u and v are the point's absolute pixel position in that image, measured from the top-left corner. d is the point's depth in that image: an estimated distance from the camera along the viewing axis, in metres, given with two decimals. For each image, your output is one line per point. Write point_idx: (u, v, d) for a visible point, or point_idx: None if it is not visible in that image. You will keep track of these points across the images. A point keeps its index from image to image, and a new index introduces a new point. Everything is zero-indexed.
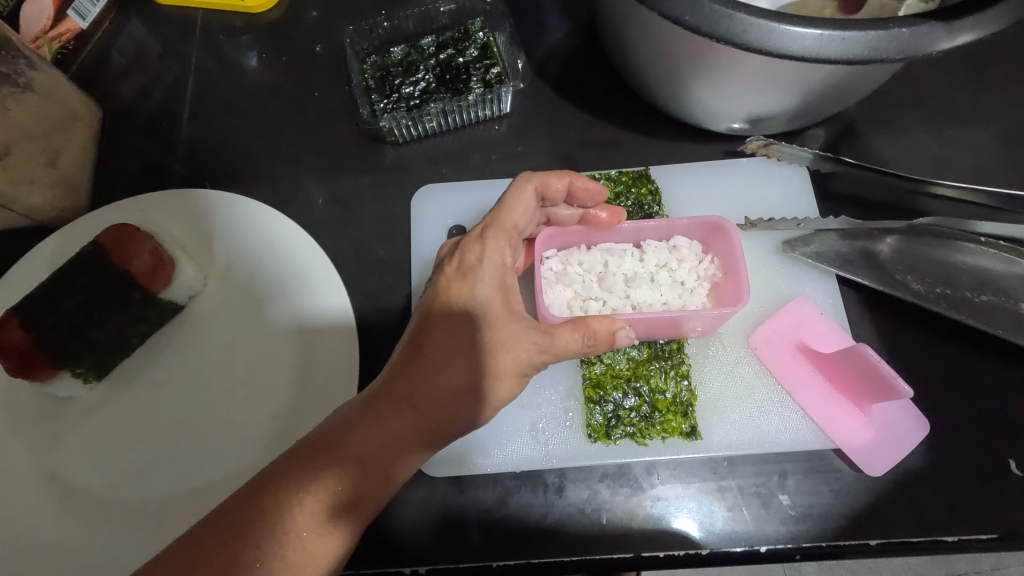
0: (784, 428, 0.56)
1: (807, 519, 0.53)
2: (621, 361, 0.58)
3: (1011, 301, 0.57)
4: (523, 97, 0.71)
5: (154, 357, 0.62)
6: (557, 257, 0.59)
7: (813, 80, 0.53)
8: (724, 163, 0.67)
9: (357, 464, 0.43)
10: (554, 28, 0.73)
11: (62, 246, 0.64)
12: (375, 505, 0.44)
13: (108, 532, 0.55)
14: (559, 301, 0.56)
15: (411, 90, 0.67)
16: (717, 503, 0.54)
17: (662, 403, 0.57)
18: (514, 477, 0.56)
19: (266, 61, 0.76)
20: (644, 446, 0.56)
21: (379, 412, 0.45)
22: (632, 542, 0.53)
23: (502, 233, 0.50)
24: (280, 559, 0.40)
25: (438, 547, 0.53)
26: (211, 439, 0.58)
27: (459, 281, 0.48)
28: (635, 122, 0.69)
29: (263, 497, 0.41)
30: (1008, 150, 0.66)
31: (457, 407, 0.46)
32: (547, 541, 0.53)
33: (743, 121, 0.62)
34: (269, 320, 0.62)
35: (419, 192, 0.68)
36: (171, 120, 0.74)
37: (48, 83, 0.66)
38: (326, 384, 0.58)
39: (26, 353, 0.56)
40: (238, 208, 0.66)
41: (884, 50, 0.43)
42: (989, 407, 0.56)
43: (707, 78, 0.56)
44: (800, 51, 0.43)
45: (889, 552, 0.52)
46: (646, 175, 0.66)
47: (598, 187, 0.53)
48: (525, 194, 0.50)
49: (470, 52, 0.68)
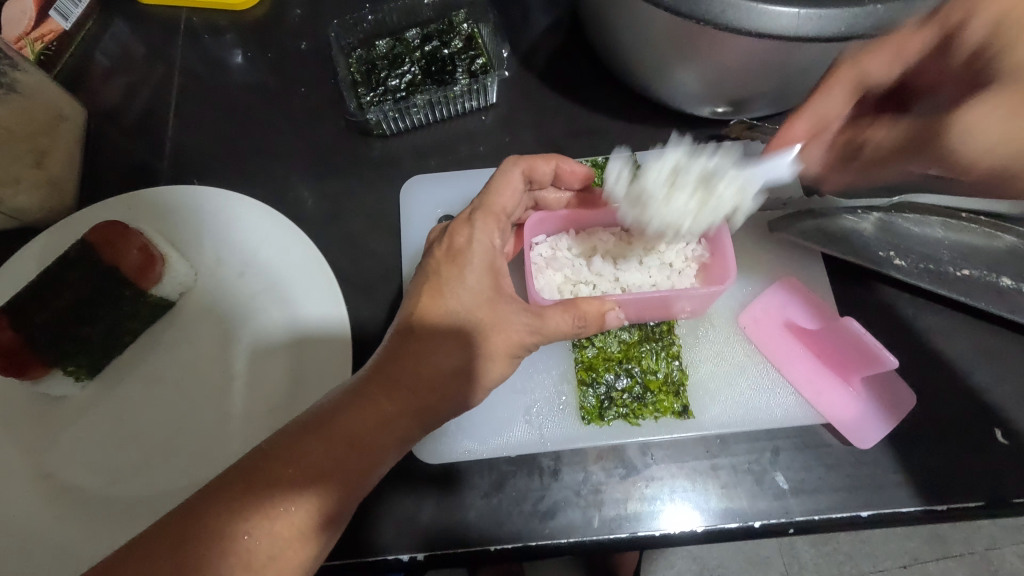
0: (774, 405, 0.57)
1: (800, 494, 0.54)
2: (612, 343, 0.59)
3: (993, 275, 0.58)
4: (508, 87, 0.71)
5: (145, 354, 0.62)
6: (546, 243, 0.59)
7: (793, 61, 0.54)
8: (709, 147, 0.68)
9: (349, 443, 0.43)
10: (538, 18, 0.74)
11: (51, 246, 0.63)
12: (366, 484, 0.44)
13: (101, 529, 0.54)
14: (549, 285, 0.57)
15: (397, 82, 0.67)
16: (711, 481, 0.55)
17: (654, 384, 0.58)
18: (509, 462, 0.56)
19: (251, 58, 0.77)
20: (638, 426, 0.56)
21: (371, 392, 0.45)
22: (627, 522, 0.53)
23: (490, 216, 0.50)
24: (269, 533, 0.40)
25: (433, 534, 0.53)
26: (205, 432, 0.58)
27: (449, 263, 0.48)
28: (620, 110, 0.70)
29: (253, 472, 0.41)
30: None
31: (448, 388, 0.46)
32: (543, 524, 0.53)
33: (727, 105, 0.62)
34: (260, 314, 0.62)
35: (408, 183, 0.69)
36: (157, 119, 0.74)
37: (32, 83, 0.65)
38: (319, 375, 0.58)
39: (16, 353, 0.55)
40: (227, 203, 0.66)
41: (861, 27, 0.44)
42: (975, 379, 0.57)
43: (689, 62, 0.57)
44: (779, 30, 0.44)
45: (880, 523, 0.53)
46: (632, 160, 0.67)
47: (585, 170, 0.55)
48: (512, 177, 0.51)
49: (455, 44, 0.69)
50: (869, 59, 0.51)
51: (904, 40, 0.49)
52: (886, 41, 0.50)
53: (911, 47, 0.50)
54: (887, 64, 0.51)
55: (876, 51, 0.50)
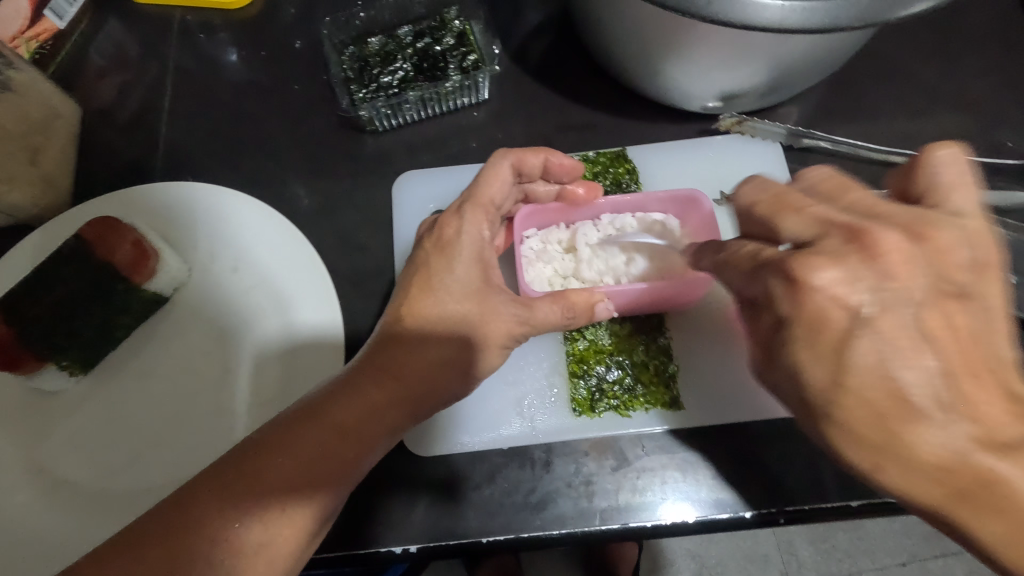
0: (765, 397, 0.58)
1: (791, 484, 0.54)
2: (604, 336, 0.59)
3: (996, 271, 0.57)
4: (500, 84, 0.72)
5: (140, 348, 0.62)
6: (537, 236, 0.60)
7: (780, 55, 0.54)
8: (699, 141, 0.68)
9: (341, 432, 0.44)
10: (530, 16, 0.74)
11: (45, 241, 0.64)
12: (358, 473, 0.45)
13: (93, 521, 0.55)
14: (540, 278, 0.58)
15: (389, 79, 0.68)
16: (702, 472, 0.55)
17: (644, 376, 0.58)
18: (501, 454, 0.56)
19: (245, 57, 0.77)
20: (628, 417, 0.57)
21: (361, 382, 0.45)
22: (618, 513, 0.54)
23: (479, 208, 0.51)
24: (261, 521, 0.40)
25: (426, 525, 0.54)
26: (198, 426, 0.59)
27: (438, 255, 0.49)
28: (612, 105, 0.70)
29: (244, 462, 0.42)
30: (977, 121, 0.67)
31: (439, 377, 0.47)
32: (535, 516, 0.54)
33: (717, 99, 0.63)
34: (252, 308, 0.62)
35: (401, 179, 0.69)
36: (152, 117, 0.74)
37: (28, 82, 0.65)
38: (311, 369, 0.58)
39: (9, 346, 0.56)
40: (219, 199, 0.66)
41: (845, 18, 0.44)
42: None
43: (678, 56, 0.57)
44: (763, 22, 0.44)
45: (870, 513, 0.53)
46: (623, 155, 0.67)
47: (574, 163, 0.55)
48: (501, 170, 0.51)
49: (447, 41, 0.69)
50: (816, 266, 0.36)
51: (870, 243, 0.37)
52: (778, 207, 0.40)
53: (897, 256, 0.36)
54: (841, 288, 0.36)
55: (784, 216, 0.40)
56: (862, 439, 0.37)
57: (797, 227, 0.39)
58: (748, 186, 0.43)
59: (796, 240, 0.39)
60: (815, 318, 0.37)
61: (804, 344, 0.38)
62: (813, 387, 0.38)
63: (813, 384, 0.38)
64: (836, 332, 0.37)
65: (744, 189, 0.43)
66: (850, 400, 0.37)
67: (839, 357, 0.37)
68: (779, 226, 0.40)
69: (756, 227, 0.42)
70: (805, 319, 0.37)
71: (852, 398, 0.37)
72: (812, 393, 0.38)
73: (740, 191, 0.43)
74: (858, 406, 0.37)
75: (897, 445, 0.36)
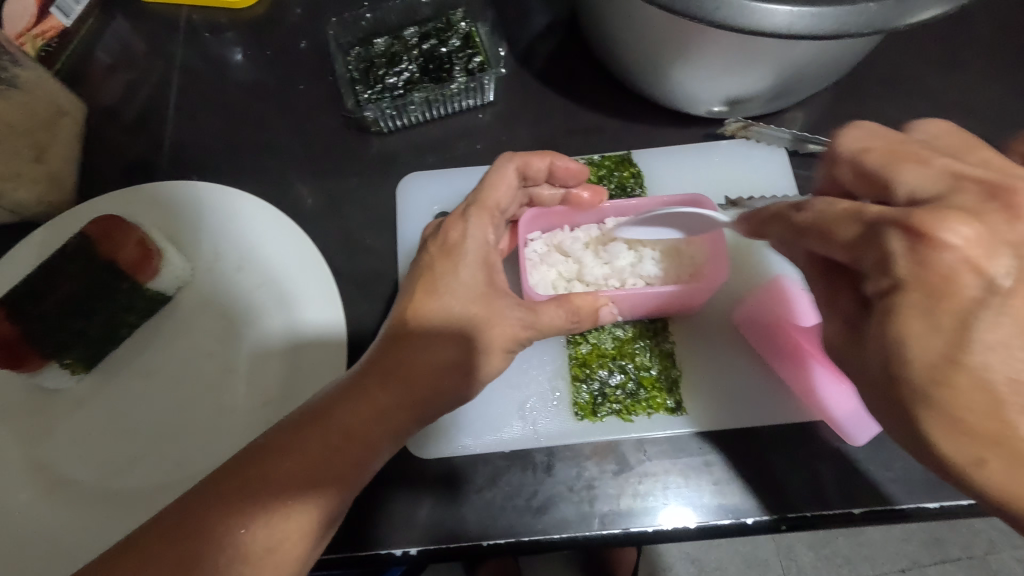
0: (768, 404, 0.57)
1: (794, 490, 0.54)
2: (607, 340, 0.59)
3: None
4: (505, 86, 0.72)
5: (143, 348, 0.62)
6: (541, 239, 0.60)
7: (788, 60, 0.54)
8: (704, 146, 0.68)
9: (345, 436, 0.44)
10: (536, 18, 0.74)
11: (49, 239, 0.64)
12: (362, 478, 0.45)
13: (95, 520, 0.55)
14: (544, 281, 0.58)
15: (395, 80, 0.68)
16: (705, 478, 0.55)
17: (647, 380, 0.58)
18: (503, 457, 0.56)
19: (250, 56, 0.77)
20: (631, 422, 0.57)
21: (366, 386, 0.45)
22: (620, 518, 0.53)
23: (484, 212, 0.51)
24: (266, 526, 0.40)
25: (427, 527, 0.54)
26: (201, 427, 0.58)
27: (442, 258, 0.49)
28: (617, 108, 0.70)
29: (249, 467, 0.42)
30: (983, 128, 0.67)
31: (443, 382, 0.47)
32: (537, 519, 0.53)
33: (722, 104, 0.63)
34: (255, 309, 0.62)
35: (405, 180, 0.69)
36: (157, 116, 0.74)
37: (34, 79, 0.65)
38: (314, 371, 0.58)
39: (14, 344, 0.56)
40: (223, 199, 0.66)
41: (854, 25, 0.44)
42: None
43: (685, 61, 0.57)
44: (771, 28, 0.44)
45: (873, 521, 0.53)
46: (628, 158, 0.67)
47: (580, 167, 0.55)
48: (506, 173, 0.51)
49: (453, 42, 0.69)
50: (950, 221, 0.31)
51: (1010, 205, 0.33)
52: (897, 157, 0.36)
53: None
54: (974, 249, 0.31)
55: (903, 167, 0.35)
56: (957, 429, 0.32)
57: (920, 180, 0.35)
58: (854, 134, 0.38)
59: (910, 194, 0.34)
60: (942, 277, 0.31)
61: (921, 311, 0.32)
62: (917, 364, 0.32)
63: (918, 362, 0.32)
64: (966, 298, 0.31)
65: (850, 136, 0.38)
66: (963, 381, 0.31)
67: (961, 329, 0.31)
68: (895, 180, 0.35)
69: (861, 184, 0.37)
70: (927, 278, 0.32)
71: (966, 378, 0.31)
72: (912, 374, 0.33)
73: (842, 142, 0.38)
74: (971, 390, 0.31)
75: (1008, 436, 0.31)
